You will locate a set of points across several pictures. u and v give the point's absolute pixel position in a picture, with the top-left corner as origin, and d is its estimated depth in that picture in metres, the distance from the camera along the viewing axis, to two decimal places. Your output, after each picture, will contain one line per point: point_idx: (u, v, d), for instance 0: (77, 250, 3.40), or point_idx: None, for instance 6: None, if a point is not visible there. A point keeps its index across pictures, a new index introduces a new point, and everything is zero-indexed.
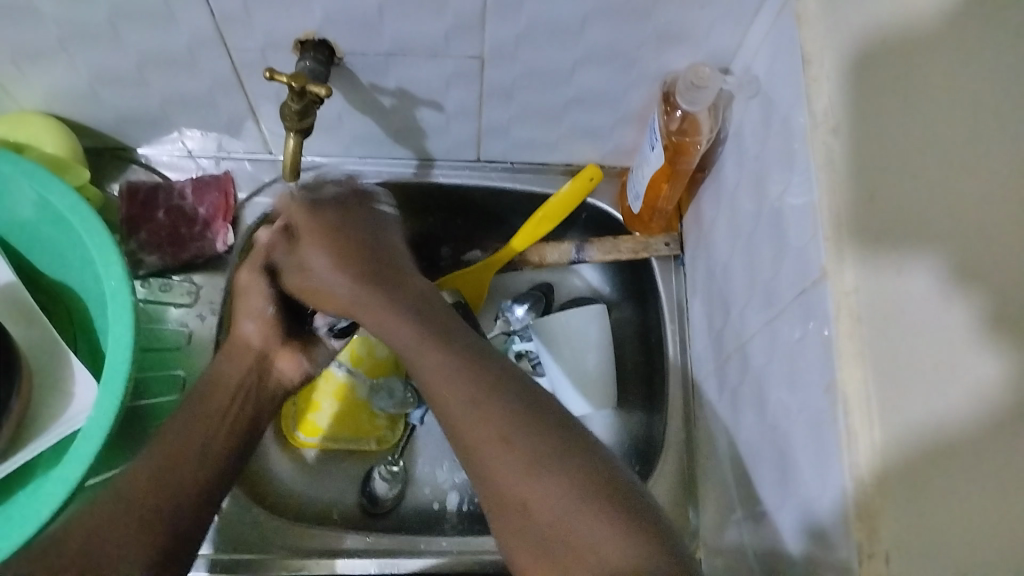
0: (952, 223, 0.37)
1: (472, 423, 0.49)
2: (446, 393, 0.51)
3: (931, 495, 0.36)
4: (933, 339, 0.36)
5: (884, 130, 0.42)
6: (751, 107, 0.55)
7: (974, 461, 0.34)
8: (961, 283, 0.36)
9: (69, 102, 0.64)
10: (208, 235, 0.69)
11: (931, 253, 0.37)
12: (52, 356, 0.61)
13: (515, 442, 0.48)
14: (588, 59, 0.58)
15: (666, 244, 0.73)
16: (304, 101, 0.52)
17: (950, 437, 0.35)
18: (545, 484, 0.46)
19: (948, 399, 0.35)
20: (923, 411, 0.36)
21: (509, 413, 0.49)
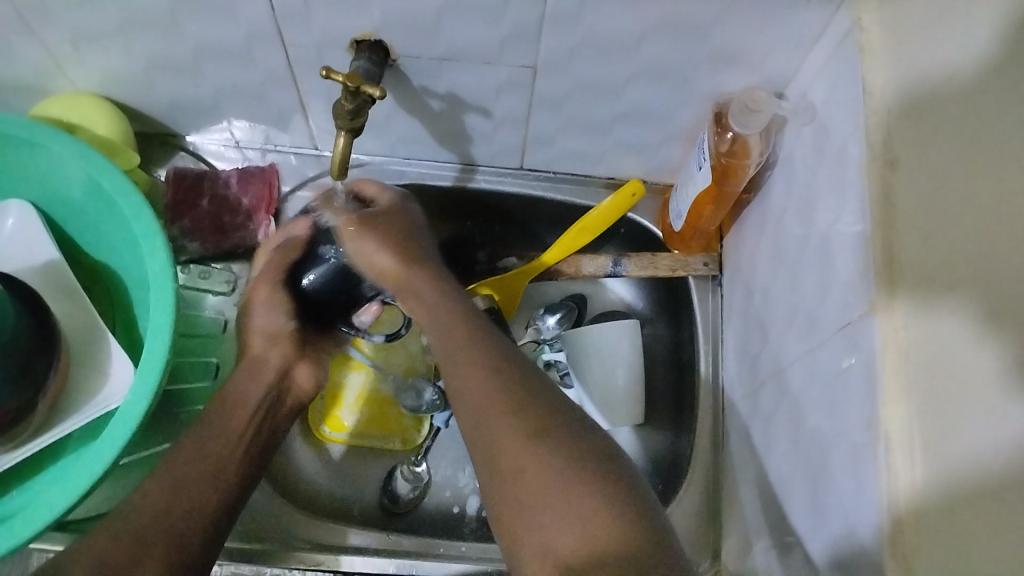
0: (978, 277, 0.37)
1: (486, 405, 0.49)
2: (465, 370, 0.51)
3: (961, 536, 0.35)
4: (961, 379, 0.37)
5: (922, 170, 0.42)
6: (804, 133, 0.55)
7: (991, 505, 0.34)
8: (1000, 325, 0.35)
9: (124, 86, 0.65)
10: (249, 225, 0.69)
11: (960, 302, 0.38)
12: (90, 336, 0.62)
13: (541, 440, 0.47)
14: (641, 75, 0.58)
15: (704, 264, 0.72)
16: (357, 101, 0.52)
17: (976, 480, 0.35)
18: (548, 458, 0.46)
19: (973, 440, 0.35)
20: (966, 450, 0.36)
21: (538, 411, 0.48)
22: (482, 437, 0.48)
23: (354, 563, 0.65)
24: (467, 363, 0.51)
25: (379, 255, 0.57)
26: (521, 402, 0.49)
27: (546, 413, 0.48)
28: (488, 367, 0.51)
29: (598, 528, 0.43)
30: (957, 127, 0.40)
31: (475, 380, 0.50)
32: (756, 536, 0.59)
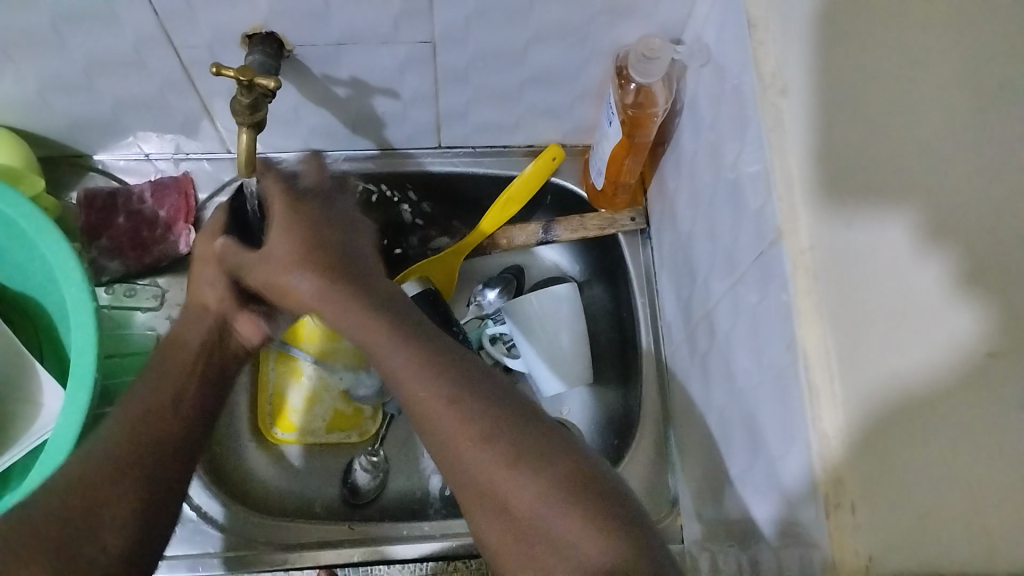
0: (924, 180, 0.37)
1: (467, 435, 0.45)
2: (425, 396, 0.47)
3: (891, 455, 0.36)
4: (898, 301, 0.36)
5: (845, 83, 0.41)
6: (703, 75, 0.56)
7: (940, 420, 0.35)
8: (933, 241, 0.36)
9: (18, 111, 0.63)
10: (170, 237, 0.69)
11: (900, 209, 0.37)
12: (17, 369, 0.61)
13: (513, 468, 0.44)
14: (540, 37, 0.58)
15: (631, 218, 0.73)
16: (253, 94, 0.51)
17: (915, 397, 0.35)
18: (530, 482, 0.44)
19: (926, 354, 0.35)
20: (885, 368, 0.36)
21: (504, 434, 0.45)
22: (457, 462, 0.46)
23: (320, 559, 0.65)
24: (430, 385, 0.47)
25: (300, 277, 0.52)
26: (488, 424, 0.46)
27: (514, 435, 0.45)
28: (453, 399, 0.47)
29: (586, 554, 0.42)
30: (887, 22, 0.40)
31: (443, 407, 0.46)
32: (706, 477, 0.60)
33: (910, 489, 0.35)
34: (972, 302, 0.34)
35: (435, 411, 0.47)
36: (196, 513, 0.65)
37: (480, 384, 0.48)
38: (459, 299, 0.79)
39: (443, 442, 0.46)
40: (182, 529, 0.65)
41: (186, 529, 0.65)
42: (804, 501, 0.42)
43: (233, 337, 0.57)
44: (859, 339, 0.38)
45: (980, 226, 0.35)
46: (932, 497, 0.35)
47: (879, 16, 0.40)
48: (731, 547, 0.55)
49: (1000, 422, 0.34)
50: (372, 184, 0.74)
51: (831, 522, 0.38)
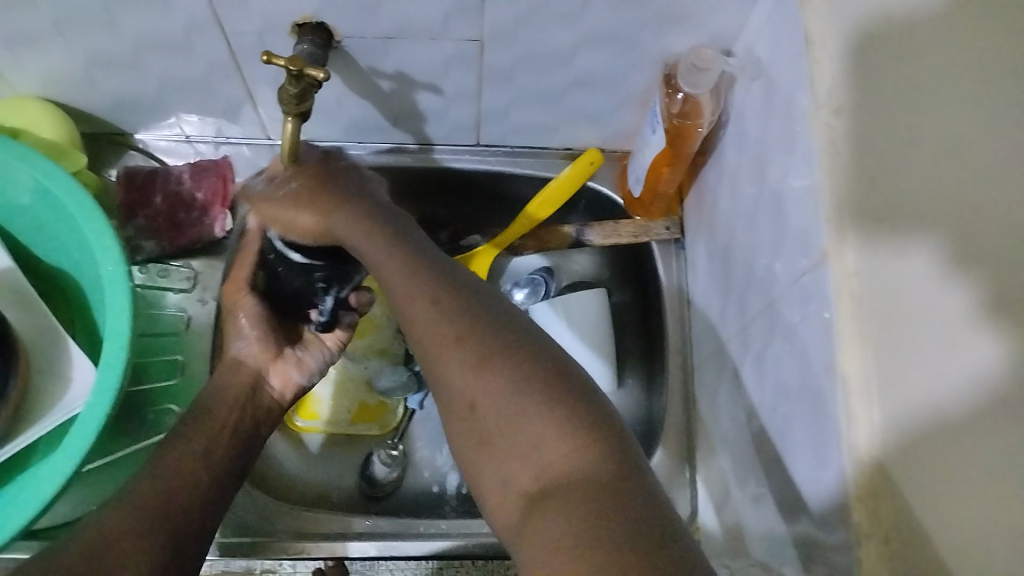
0: (950, 209, 0.37)
1: (443, 341, 0.45)
2: (408, 309, 0.47)
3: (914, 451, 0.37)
4: (917, 298, 0.38)
5: (884, 107, 0.42)
6: (753, 89, 0.55)
7: (954, 428, 0.35)
8: (960, 266, 0.36)
9: (65, 86, 0.63)
10: (206, 220, 0.69)
11: (930, 237, 0.38)
12: (50, 343, 0.61)
13: (486, 373, 0.43)
14: (588, 41, 0.58)
15: (666, 228, 0.73)
16: (301, 84, 0.51)
17: (942, 413, 0.36)
18: (491, 379, 0.43)
19: (948, 372, 0.35)
20: (921, 387, 0.37)
21: (484, 342, 0.44)
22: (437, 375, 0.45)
23: (336, 550, 0.65)
24: (418, 301, 0.47)
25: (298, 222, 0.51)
26: (467, 333, 0.45)
27: (491, 342, 0.44)
28: (439, 309, 0.46)
29: (558, 463, 0.40)
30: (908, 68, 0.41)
31: (425, 312, 0.46)
32: (730, 492, 0.60)
33: (930, 484, 0.36)
34: (999, 327, 0.34)
35: (421, 324, 0.46)
36: None
37: (467, 295, 0.47)
38: None
39: (427, 356, 0.46)
40: None
41: None
42: (835, 526, 0.41)
43: (265, 388, 0.58)
44: (903, 355, 0.38)
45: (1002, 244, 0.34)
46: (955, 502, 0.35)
47: (913, 49, 0.40)
48: (752, 566, 0.54)
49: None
50: (409, 179, 0.74)
51: (861, 551, 0.40)
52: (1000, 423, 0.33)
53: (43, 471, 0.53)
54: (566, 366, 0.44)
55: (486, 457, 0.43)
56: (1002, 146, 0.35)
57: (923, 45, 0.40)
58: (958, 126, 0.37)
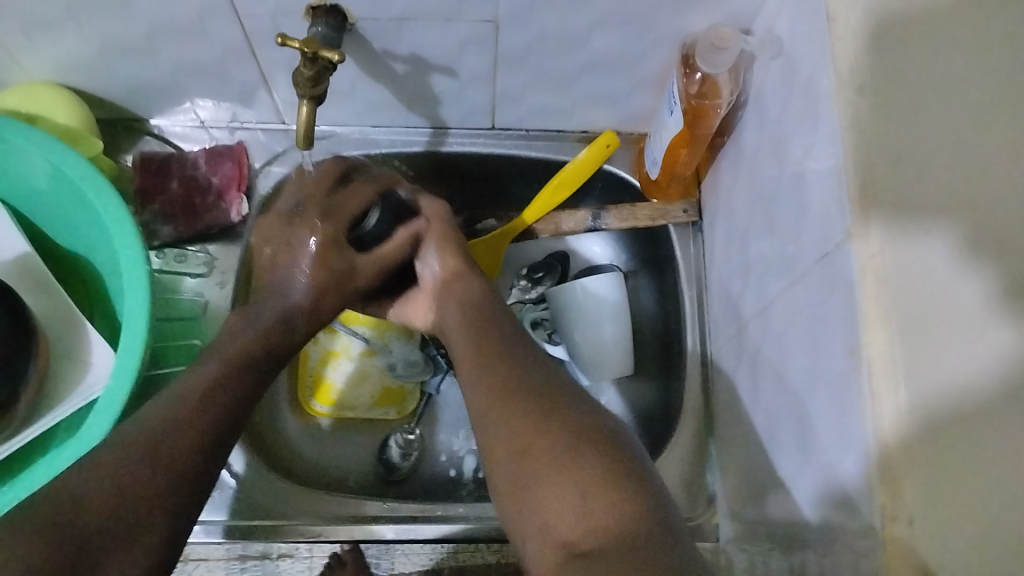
0: (973, 190, 0.37)
1: (500, 391, 0.48)
2: (478, 376, 0.50)
3: (949, 460, 0.36)
4: (953, 299, 0.37)
5: (902, 87, 0.42)
6: (772, 68, 0.54)
7: (992, 422, 0.35)
8: (984, 251, 0.36)
9: (80, 72, 0.63)
10: (221, 205, 0.69)
11: (951, 221, 0.38)
12: (69, 327, 0.62)
13: (547, 426, 0.45)
14: (604, 21, 0.57)
15: (683, 211, 0.72)
16: (316, 67, 0.51)
17: (969, 401, 0.36)
18: (541, 429, 0.45)
19: (972, 359, 0.36)
20: (954, 372, 0.36)
21: (546, 402, 0.47)
22: (492, 427, 0.47)
23: (354, 533, 0.66)
24: (483, 350, 0.52)
25: (433, 262, 0.61)
26: (529, 396, 0.48)
27: (557, 404, 0.47)
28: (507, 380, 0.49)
29: (599, 512, 0.41)
30: (929, 54, 0.41)
31: (487, 364, 0.51)
32: (747, 476, 0.60)
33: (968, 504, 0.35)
34: (1022, 318, 0.35)
35: (490, 381, 0.50)
36: (236, 482, 0.66)
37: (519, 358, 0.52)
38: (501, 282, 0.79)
39: (488, 410, 0.48)
40: (222, 495, 0.66)
41: (223, 494, 0.66)
42: (855, 509, 0.41)
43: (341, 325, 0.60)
44: (926, 334, 0.38)
45: None
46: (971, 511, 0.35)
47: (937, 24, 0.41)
48: (772, 550, 0.54)
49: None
50: (421, 163, 0.73)
51: (885, 534, 0.38)
52: None
53: (65, 450, 0.54)
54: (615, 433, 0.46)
55: (524, 505, 0.44)
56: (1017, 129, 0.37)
57: (956, 12, 0.41)
58: (976, 110, 0.39)
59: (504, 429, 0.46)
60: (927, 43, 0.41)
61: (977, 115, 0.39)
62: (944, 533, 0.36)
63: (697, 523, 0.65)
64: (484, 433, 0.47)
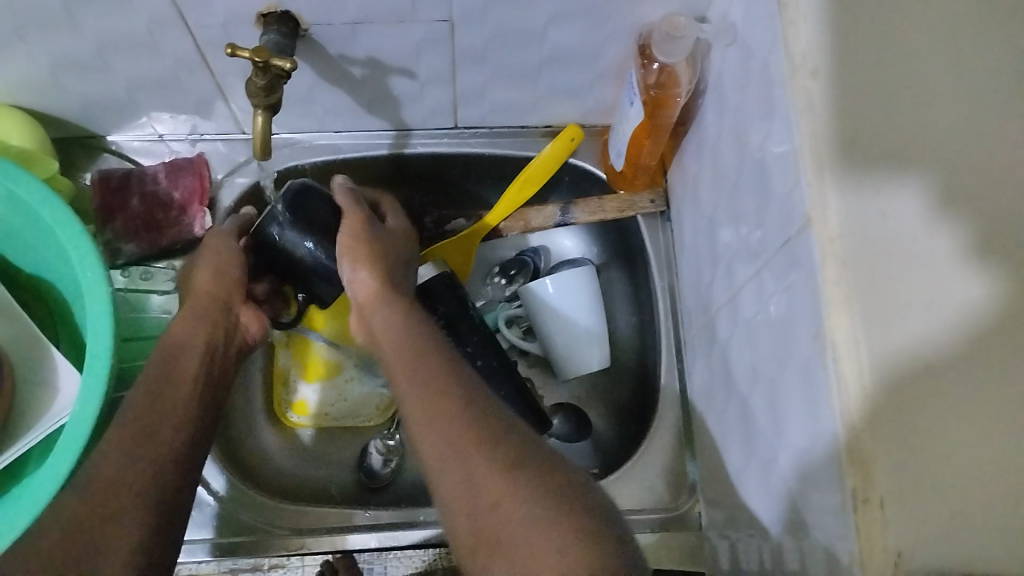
0: (934, 156, 0.39)
1: (461, 435, 0.46)
2: (440, 423, 0.47)
3: (918, 441, 0.36)
4: (917, 269, 0.38)
5: (857, 67, 0.42)
6: (729, 54, 0.54)
7: (954, 385, 0.36)
8: (948, 210, 0.38)
9: (31, 92, 0.62)
10: (185, 219, 0.68)
11: (911, 184, 0.39)
12: (33, 354, 0.61)
13: (517, 476, 0.44)
14: (559, 15, 0.57)
15: (651, 200, 0.72)
16: (268, 76, 0.51)
17: (936, 360, 0.37)
18: (513, 482, 0.44)
19: (938, 323, 0.37)
20: (906, 331, 0.37)
21: (513, 451, 0.45)
22: (456, 481, 0.45)
23: (338, 544, 0.65)
24: (428, 390, 0.49)
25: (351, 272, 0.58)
26: (497, 441, 0.46)
27: (524, 453, 0.45)
28: (470, 422, 0.47)
29: (575, 559, 0.40)
30: (895, 33, 0.42)
31: (438, 419, 0.48)
32: (724, 462, 0.60)
33: (946, 480, 0.35)
34: (982, 270, 0.37)
35: (443, 427, 0.47)
36: (215, 499, 0.65)
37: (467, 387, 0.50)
38: (473, 284, 0.79)
39: (451, 464, 0.46)
40: (201, 513, 0.65)
41: (203, 512, 0.65)
42: (827, 487, 0.41)
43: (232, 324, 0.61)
44: (890, 304, 0.38)
45: (989, 198, 0.38)
46: (941, 499, 0.35)
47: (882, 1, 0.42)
48: (752, 536, 0.55)
49: (1002, 397, 0.36)
50: (385, 166, 0.73)
51: (858, 516, 0.38)
52: (991, 363, 0.36)
53: (49, 461, 0.53)
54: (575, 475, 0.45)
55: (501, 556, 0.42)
56: (960, 113, 0.40)
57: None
58: (926, 88, 0.41)
59: (468, 478, 0.45)
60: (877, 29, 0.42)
61: (929, 91, 0.41)
62: (919, 529, 0.35)
63: (680, 513, 0.65)
64: (445, 489, 0.46)
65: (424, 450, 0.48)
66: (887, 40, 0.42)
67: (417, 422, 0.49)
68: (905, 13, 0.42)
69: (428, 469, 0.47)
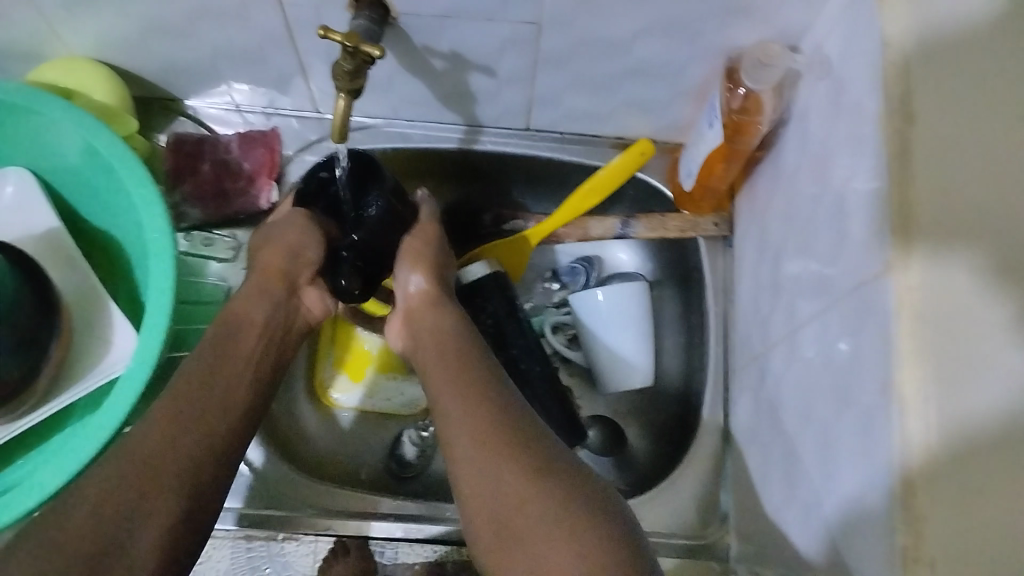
0: (1015, 219, 0.36)
1: (484, 434, 0.50)
2: (472, 420, 0.51)
3: (975, 506, 0.35)
4: (979, 335, 0.36)
5: (951, 114, 0.41)
6: (819, 88, 0.53)
7: (1006, 460, 0.34)
8: (1013, 279, 0.36)
9: (118, 49, 0.63)
10: (251, 191, 0.69)
11: (984, 248, 0.37)
12: (94, 303, 0.62)
13: (543, 483, 0.47)
14: (648, 30, 0.56)
15: (715, 224, 0.71)
16: (355, 61, 0.51)
17: (1002, 433, 0.34)
18: (538, 484, 0.47)
19: (1000, 395, 0.35)
20: (976, 407, 0.35)
21: (541, 454, 0.48)
22: (475, 474, 0.49)
23: (362, 529, 0.66)
24: (460, 395, 0.53)
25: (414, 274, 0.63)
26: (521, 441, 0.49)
27: (551, 458, 0.48)
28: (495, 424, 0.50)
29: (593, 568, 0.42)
30: (991, 70, 0.39)
31: (466, 414, 0.51)
32: (761, 500, 0.59)
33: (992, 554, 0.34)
34: None
35: (476, 423, 0.51)
36: (248, 467, 0.66)
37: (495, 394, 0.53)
38: (526, 285, 0.79)
39: (477, 463, 0.49)
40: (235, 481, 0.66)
41: (239, 483, 0.66)
42: (875, 545, 0.40)
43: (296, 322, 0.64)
44: (961, 375, 0.36)
45: None
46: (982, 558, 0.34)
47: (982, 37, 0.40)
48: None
49: None
50: (455, 159, 0.73)
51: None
52: None
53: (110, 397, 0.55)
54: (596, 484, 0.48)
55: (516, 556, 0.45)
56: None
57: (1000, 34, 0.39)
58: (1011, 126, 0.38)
59: (492, 480, 0.48)
60: (971, 71, 0.40)
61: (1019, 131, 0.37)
62: None
63: (708, 542, 0.64)
64: (468, 488, 0.49)
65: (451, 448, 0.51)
66: (969, 77, 0.40)
67: (455, 413, 0.52)
68: (996, 50, 0.39)
69: (455, 466, 0.50)
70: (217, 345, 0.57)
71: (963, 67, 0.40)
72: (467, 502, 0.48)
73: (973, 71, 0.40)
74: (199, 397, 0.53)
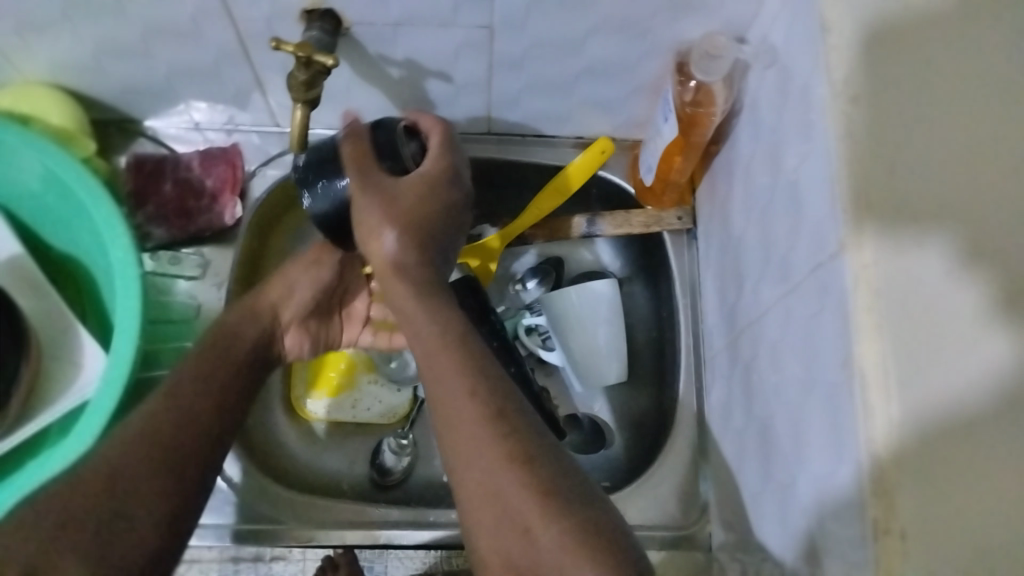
0: (964, 204, 0.39)
1: (481, 441, 0.47)
2: (467, 426, 0.47)
3: (942, 481, 0.36)
4: (945, 311, 0.38)
5: (894, 97, 0.42)
6: (767, 76, 0.54)
7: (976, 436, 0.36)
8: (974, 261, 0.38)
9: (73, 74, 0.63)
10: (216, 208, 0.69)
11: (945, 230, 0.39)
12: (61, 328, 0.62)
13: (552, 504, 0.44)
14: (599, 29, 0.57)
15: (678, 218, 0.72)
16: (310, 71, 0.51)
17: (963, 407, 0.36)
18: (547, 504, 0.44)
19: (967, 371, 0.36)
20: (941, 381, 0.37)
21: (545, 475, 0.45)
22: (473, 487, 0.46)
23: (346, 538, 0.66)
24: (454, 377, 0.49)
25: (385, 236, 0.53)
26: (522, 447, 0.46)
27: (553, 475, 0.46)
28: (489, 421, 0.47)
29: None
30: (929, 65, 0.42)
31: (462, 400, 0.48)
32: (740, 485, 0.60)
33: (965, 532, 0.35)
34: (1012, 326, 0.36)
35: (469, 427, 0.47)
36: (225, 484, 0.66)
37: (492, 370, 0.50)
38: (494, 291, 0.79)
39: (478, 476, 0.46)
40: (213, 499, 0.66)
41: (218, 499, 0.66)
42: (848, 521, 0.41)
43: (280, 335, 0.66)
44: (925, 348, 0.37)
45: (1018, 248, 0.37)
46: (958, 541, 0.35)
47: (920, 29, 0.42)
48: (766, 561, 0.54)
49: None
50: None
51: (879, 547, 0.37)
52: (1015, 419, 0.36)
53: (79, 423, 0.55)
54: (600, 506, 0.45)
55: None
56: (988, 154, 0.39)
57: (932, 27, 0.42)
58: (958, 117, 0.40)
59: (495, 498, 0.45)
60: (910, 62, 0.42)
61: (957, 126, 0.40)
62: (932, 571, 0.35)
63: (689, 532, 0.65)
64: (468, 502, 0.47)
65: (445, 442, 0.49)
66: (906, 67, 0.42)
67: (443, 409, 0.49)
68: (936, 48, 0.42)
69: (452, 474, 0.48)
70: (215, 345, 0.59)
71: (904, 56, 0.42)
72: (468, 517, 0.46)
73: (912, 62, 0.42)
74: (176, 399, 0.53)
